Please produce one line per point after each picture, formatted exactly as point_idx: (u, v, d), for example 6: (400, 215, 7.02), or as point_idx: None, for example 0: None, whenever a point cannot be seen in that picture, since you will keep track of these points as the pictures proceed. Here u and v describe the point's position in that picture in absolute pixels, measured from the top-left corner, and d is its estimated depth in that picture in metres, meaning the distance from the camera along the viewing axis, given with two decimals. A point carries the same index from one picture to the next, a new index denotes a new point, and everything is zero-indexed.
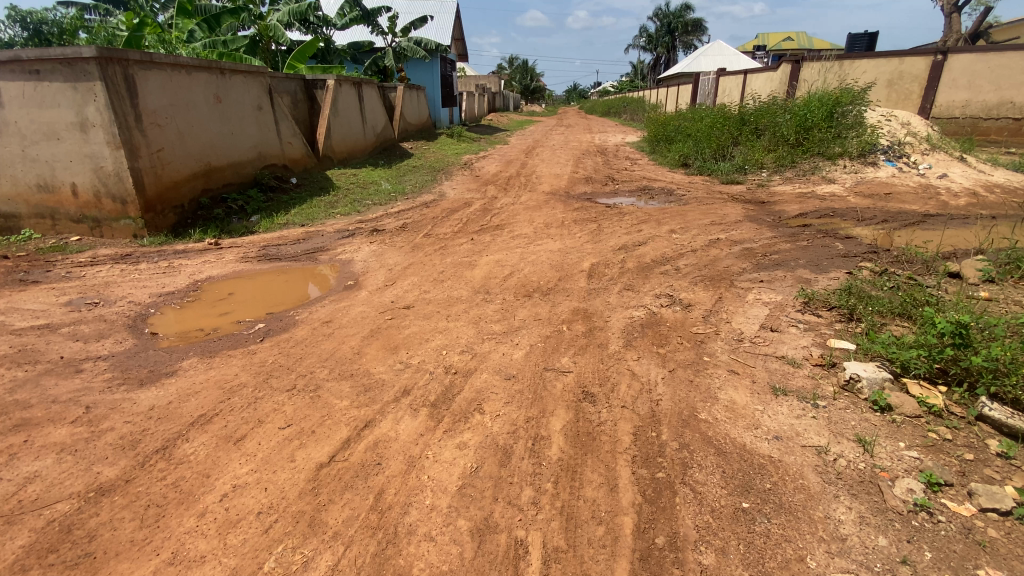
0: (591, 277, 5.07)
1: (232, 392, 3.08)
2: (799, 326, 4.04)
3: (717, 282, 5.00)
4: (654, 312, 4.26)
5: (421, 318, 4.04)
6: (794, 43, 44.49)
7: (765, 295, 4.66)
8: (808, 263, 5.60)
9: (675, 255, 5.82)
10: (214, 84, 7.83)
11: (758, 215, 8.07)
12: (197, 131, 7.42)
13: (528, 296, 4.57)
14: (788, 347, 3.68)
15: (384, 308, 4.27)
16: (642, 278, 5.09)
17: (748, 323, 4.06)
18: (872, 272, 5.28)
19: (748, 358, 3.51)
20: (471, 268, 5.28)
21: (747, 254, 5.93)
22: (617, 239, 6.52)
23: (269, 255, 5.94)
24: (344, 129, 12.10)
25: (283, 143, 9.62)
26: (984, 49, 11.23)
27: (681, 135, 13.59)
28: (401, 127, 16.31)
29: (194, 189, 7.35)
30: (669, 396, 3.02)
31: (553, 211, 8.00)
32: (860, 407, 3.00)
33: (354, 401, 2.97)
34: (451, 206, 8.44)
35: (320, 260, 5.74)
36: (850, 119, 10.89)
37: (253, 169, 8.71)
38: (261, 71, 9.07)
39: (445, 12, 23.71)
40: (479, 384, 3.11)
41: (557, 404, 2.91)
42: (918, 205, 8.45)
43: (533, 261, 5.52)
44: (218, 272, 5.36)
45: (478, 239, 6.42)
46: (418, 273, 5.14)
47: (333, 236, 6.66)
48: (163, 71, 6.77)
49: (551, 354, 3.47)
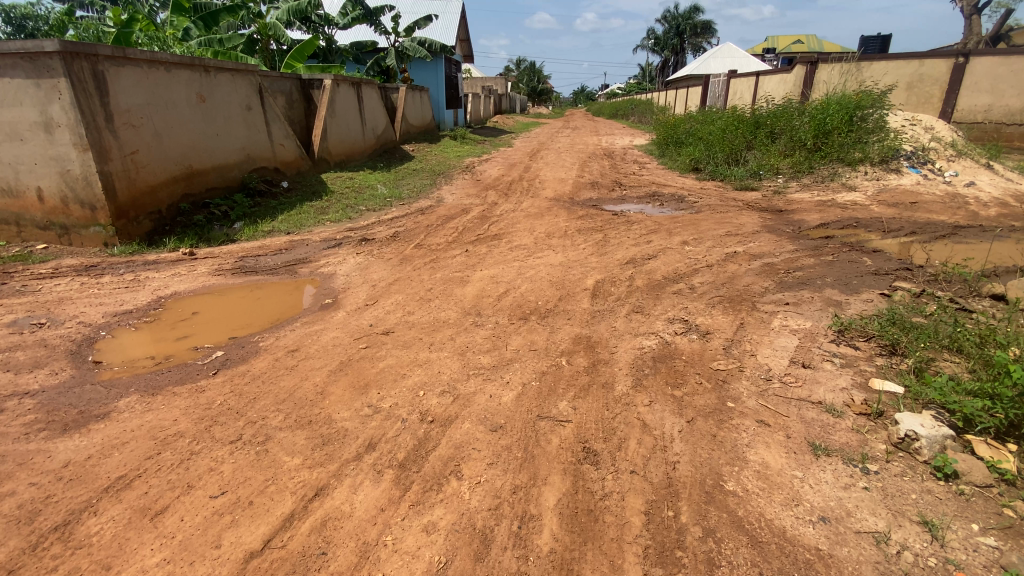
0: (595, 296, 4.56)
1: (164, 445, 2.61)
2: (834, 361, 3.51)
3: (737, 304, 4.47)
4: (667, 342, 3.73)
5: (399, 347, 3.53)
6: (805, 46, 43.74)
7: (793, 321, 4.13)
8: (836, 282, 5.07)
9: (689, 272, 5.29)
10: (197, 82, 7.39)
11: (776, 225, 7.52)
12: (176, 131, 6.97)
13: (524, 320, 4.06)
14: (825, 390, 3.13)
15: (360, 333, 3.77)
16: (653, 298, 4.57)
17: (777, 358, 3.52)
18: (908, 293, 4.72)
19: (779, 404, 2.97)
20: (462, 285, 4.78)
21: (768, 271, 5.39)
22: (625, 251, 6.00)
23: (245, 267, 5.46)
24: (341, 131, 11.64)
25: (274, 144, 9.16)
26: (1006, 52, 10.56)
27: (692, 138, 13.07)
28: (403, 129, 15.86)
29: (173, 193, 6.90)
30: (688, 457, 2.49)
31: (555, 219, 7.49)
32: (919, 474, 2.45)
33: (306, 459, 2.48)
34: (447, 213, 7.94)
35: (299, 273, 5.25)
36: (871, 124, 10.31)
37: (240, 173, 8.25)
38: (251, 68, 8.61)
39: (450, 11, 23.25)
40: (459, 437, 2.59)
41: (551, 467, 2.39)
42: (946, 215, 7.87)
43: (531, 277, 5.01)
44: (185, 287, 4.88)
45: (473, 250, 5.92)
46: (404, 291, 4.63)
47: (317, 246, 6.17)
48: (138, 68, 6.33)
49: (547, 396, 2.95)
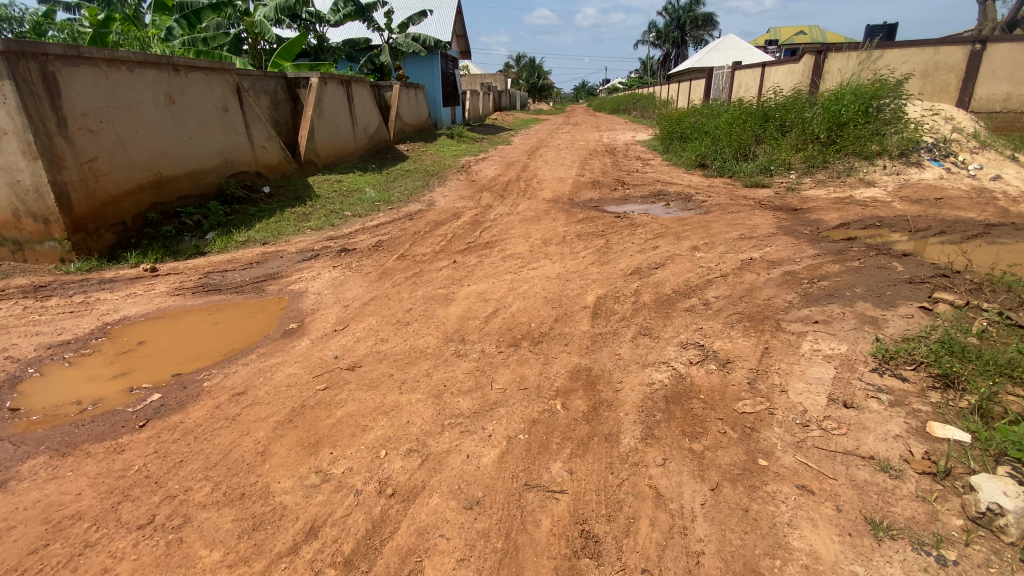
0: (596, 316, 4.01)
1: (57, 532, 2.11)
2: (882, 399, 2.95)
3: (759, 324, 3.90)
4: (682, 375, 3.17)
5: (364, 388, 2.95)
6: (807, 37, 42.86)
7: (824, 344, 3.58)
8: (868, 293, 4.51)
9: (702, 283, 4.73)
10: (165, 82, 6.85)
11: (792, 226, 6.95)
12: (143, 135, 6.45)
13: (514, 347, 3.51)
14: (876, 441, 2.59)
15: (320, 369, 3.22)
16: (662, 317, 4.01)
17: (812, 396, 2.96)
18: (951, 307, 4.15)
19: (822, 462, 2.43)
20: (446, 304, 4.22)
21: (789, 281, 4.84)
22: (629, 259, 5.45)
23: (209, 284, 4.94)
24: (330, 131, 11.10)
25: (255, 147, 8.62)
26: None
27: (698, 132, 12.48)
28: (398, 128, 15.28)
29: (140, 203, 6.39)
30: (715, 546, 1.96)
31: (553, 223, 6.94)
32: (1011, 564, 1.91)
33: (227, 554, 1.96)
34: (438, 218, 7.41)
35: (267, 291, 4.73)
36: (888, 114, 9.66)
37: (218, 178, 7.72)
38: (227, 67, 8.07)
39: (446, 6, 22.65)
40: (424, 519, 2.07)
41: (540, 566, 1.88)
42: (975, 212, 7.28)
43: (524, 293, 4.45)
44: (136, 311, 4.35)
45: (462, 261, 5.39)
46: (380, 311, 4.08)
47: (291, 259, 5.63)
48: (96, 68, 5.81)
49: (537, 455, 2.41)
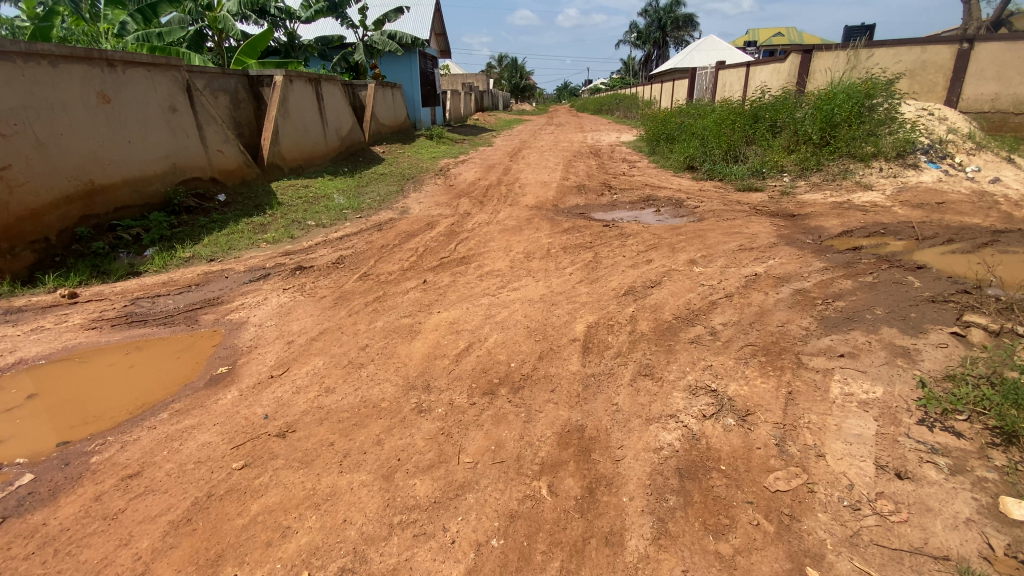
0: (587, 351, 3.40)
1: None
2: (941, 464, 2.38)
3: (776, 359, 3.34)
4: (695, 435, 2.57)
5: (294, 468, 2.30)
6: (785, 39, 43.02)
7: (854, 385, 3.02)
8: (891, 316, 3.98)
9: (705, 306, 4.16)
10: (98, 79, 6.09)
11: (792, 235, 6.46)
12: (71, 139, 5.68)
13: (490, 397, 2.87)
14: (946, 530, 2.04)
15: (243, 436, 2.56)
16: (663, 352, 3.42)
17: (856, 462, 2.39)
18: (985, 333, 3.63)
19: (887, 570, 1.87)
20: (410, 338, 3.56)
21: (802, 301, 4.30)
22: (621, 277, 4.85)
23: (134, 314, 4.23)
24: (297, 132, 10.36)
25: (209, 151, 7.84)
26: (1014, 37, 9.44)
27: (685, 133, 12.01)
28: (373, 129, 14.54)
29: (69, 215, 5.62)
30: None
31: (536, 234, 6.33)
32: None
33: None
34: (410, 228, 6.76)
35: (202, 321, 4.03)
36: (881, 115, 9.27)
37: (164, 186, 6.95)
38: (173, 62, 7.30)
39: (423, 4, 21.93)
40: None
41: None
42: (979, 217, 6.88)
43: (502, 322, 3.83)
44: (39, 351, 3.63)
45: (433, 280, 4.78)
46: (329, 350, 3.41)
47: (237, 279, 4.92)
48: (6, 61, 5.06)
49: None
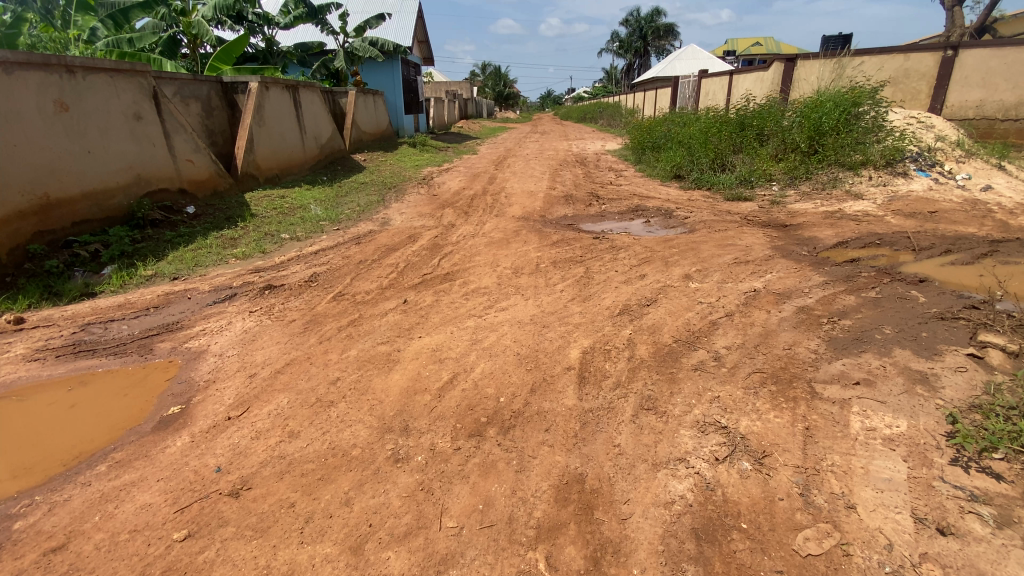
0: (583, 382, 3.10)
1: None
2: (988, 516, 2.10)
3: (787, 388, 3.07)
4: (708, 484, 2.28)
5: (249, 538, 1.96)
6: (765, 48, 43.64)
7: (875, 419, 2.76)
8: (902, 336, 3.75)
9: (706, 327, 3.90)
10: (56, 86, 5.68)
11: (786, 246, 6.27)
12: (24, 150, 5.25)
13: (477, 440, 2.55)
14: None
15: (191, 495, 2.21)
16: (666, 381, 3.13)
17: (891, 515, 2.12)
18: (1005, 354, 3.42)
19: None
20: (387, 370, 3.22)
21: (806, 320, 4.06)
22: (615, 294, 4.57)
23: (83, 342, 3.82)
24: (274, 141, 9.96)
25: (178, 160, 7.42)
26: (999, 43, 9.40)
27: (671, 142, 11.86)
28: (353, 137, 14.16)
29: (20, 232, 5.18)
30: None
31: (523, 247, 6.03)
32: None
33: None
34: (391, 241, 6.42)
35: (157, 351, 3.64)
36: (867, 123, 9.23)
37: (127, 198, 6.52)
38: (139, 67, 6.90)
39: (406, 10, 21.65)
40: None
41: None
42: (974, 226, 6.77)
43: (489, 348, 3.50)
44: None
45: (414, 299, 4.45)
46: (295, 385, 3.06)
47: (201, 301, 4.54)
48: None
49: None
